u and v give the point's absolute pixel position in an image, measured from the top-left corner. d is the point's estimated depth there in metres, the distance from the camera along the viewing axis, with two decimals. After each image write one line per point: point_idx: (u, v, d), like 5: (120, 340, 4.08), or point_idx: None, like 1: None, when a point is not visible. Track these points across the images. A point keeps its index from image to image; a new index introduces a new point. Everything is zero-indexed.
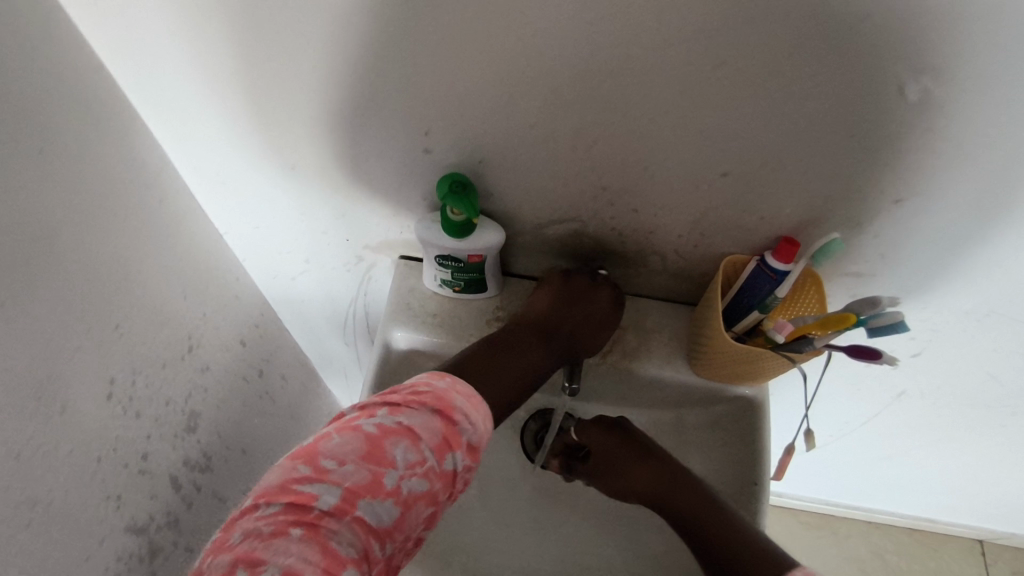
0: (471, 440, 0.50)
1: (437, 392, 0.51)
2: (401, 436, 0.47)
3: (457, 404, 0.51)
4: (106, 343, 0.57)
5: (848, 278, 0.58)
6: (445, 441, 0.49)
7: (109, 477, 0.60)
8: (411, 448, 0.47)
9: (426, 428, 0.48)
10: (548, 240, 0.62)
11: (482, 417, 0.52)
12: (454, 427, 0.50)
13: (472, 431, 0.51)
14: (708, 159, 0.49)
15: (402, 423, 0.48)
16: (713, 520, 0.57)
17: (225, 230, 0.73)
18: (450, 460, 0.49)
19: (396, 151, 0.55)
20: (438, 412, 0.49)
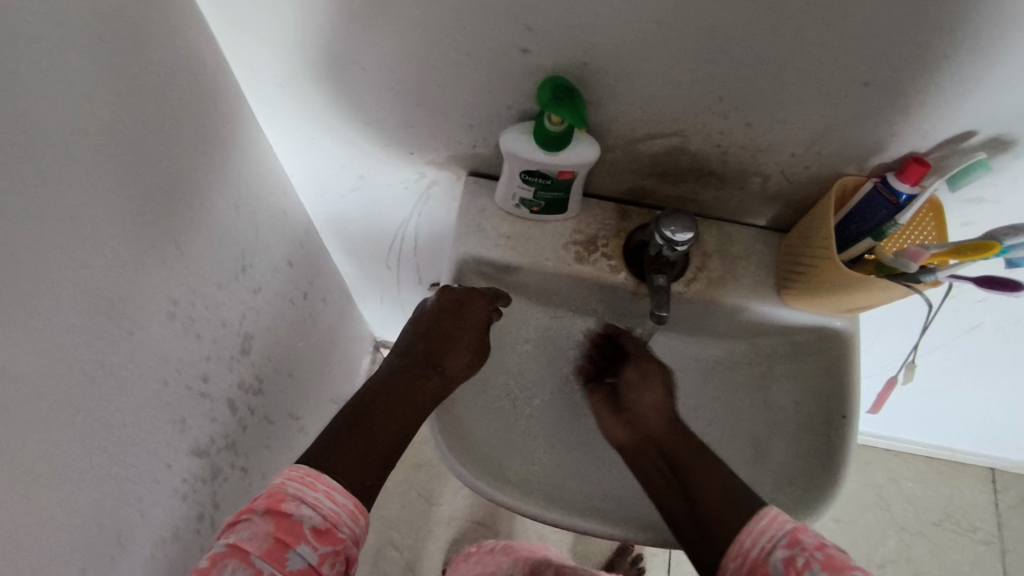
0: (316, 525, 0.44)
1: (267, 491, 0.45)
2: (229, 556, 0.42)
3: (288, 494, 0.45)
4: (169, 262, 0.53)
5: (970, 204, 0.53)
6: (281, 540, 0.42)
7: (174, 399, 0.58)
8: (241, 567, 0.41)
9: (252, 538, 0.42)
10: (641, 157, 0.57)
11: (326, 495, 0.46)
12: (288, 519, 0.43)
13: (313, 515, 0.44)
14: (855, 64, 0.44)
15: (231, 543, 0.42)
16: (711, 476, 0.52)
17: (275, 141, 0.68)
18: (297, 557, 0.42)
19: (487, 51, 0.48)
20: (269, 514, 0.44)
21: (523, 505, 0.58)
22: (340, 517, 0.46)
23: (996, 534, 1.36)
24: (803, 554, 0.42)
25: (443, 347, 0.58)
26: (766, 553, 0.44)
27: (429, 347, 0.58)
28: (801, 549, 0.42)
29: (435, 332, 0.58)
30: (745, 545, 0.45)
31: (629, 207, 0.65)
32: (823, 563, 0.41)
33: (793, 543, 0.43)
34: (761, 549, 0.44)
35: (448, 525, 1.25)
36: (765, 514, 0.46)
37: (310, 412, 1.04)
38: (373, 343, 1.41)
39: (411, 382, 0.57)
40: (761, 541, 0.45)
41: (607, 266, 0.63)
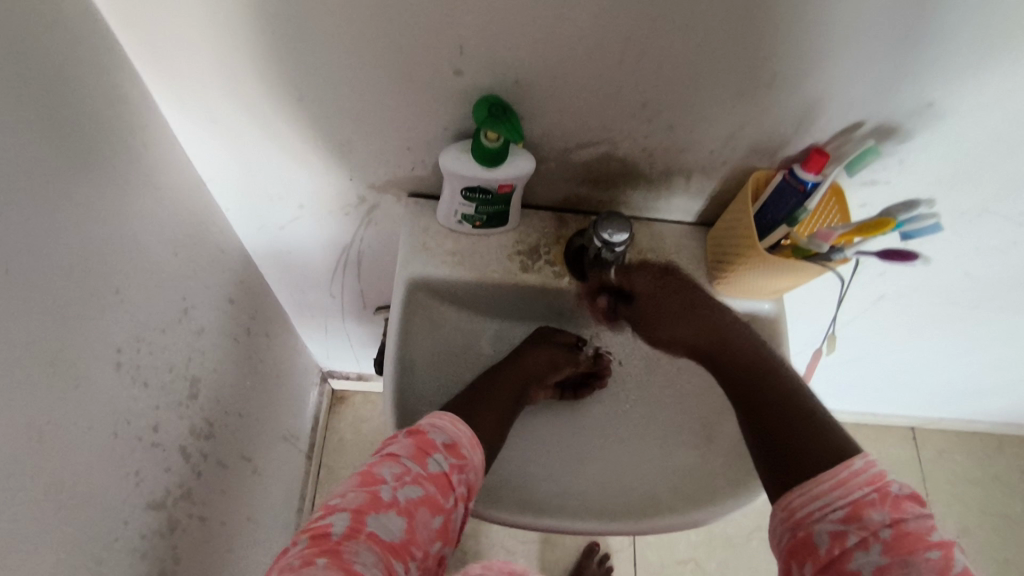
0: (447, 443, 0.52)
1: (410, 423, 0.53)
2: (383, 460, 0.50)
3: (428, 423, 0.53)
4: (110, 310, 0.52)
5: (865, 186, 0.59)
6: (422, 449, 0.50)
7: (125, 452, 0.56)
8: (394, 465, 0.49)
9: (402, 447, 0.50)
10: (574, 165, 0.60)
11: (452, 423, 0.53)
12: (425, 436, 0.51)
13: (443, 436, 0.52)
14: (759, 70, 0.49)
15: (386, 451, 0.50)
16: (775, 399, 0.54)
17: (209, 176, 0.66)
18: (434, 463, 0.50)
19: (422, 75, 0.50)
20: (415, 435, 0.51)
21: (491, 512, 0.59)
22: (463, 442, 0.53)
23: (921, 487, 1.48)
24: (859, 533, 0.44)
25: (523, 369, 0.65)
26: (812, 518, 0.47)
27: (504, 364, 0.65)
28: (856, 527, 0.45)
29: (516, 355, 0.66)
30: (795, 503, 0.48)
31: (565, 214, 0.68)
32: (886, 544, 0.43)
33: (852, 518, 0.45)
34: (810, 512, 0.47)
35: None
36: (835, 475, 0.47)
37: (261, 452, 1.01)
38: (319, 375, 1.38)
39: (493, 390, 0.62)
40: (812, 504, 0.47)
41: (552, 272, 0.66)
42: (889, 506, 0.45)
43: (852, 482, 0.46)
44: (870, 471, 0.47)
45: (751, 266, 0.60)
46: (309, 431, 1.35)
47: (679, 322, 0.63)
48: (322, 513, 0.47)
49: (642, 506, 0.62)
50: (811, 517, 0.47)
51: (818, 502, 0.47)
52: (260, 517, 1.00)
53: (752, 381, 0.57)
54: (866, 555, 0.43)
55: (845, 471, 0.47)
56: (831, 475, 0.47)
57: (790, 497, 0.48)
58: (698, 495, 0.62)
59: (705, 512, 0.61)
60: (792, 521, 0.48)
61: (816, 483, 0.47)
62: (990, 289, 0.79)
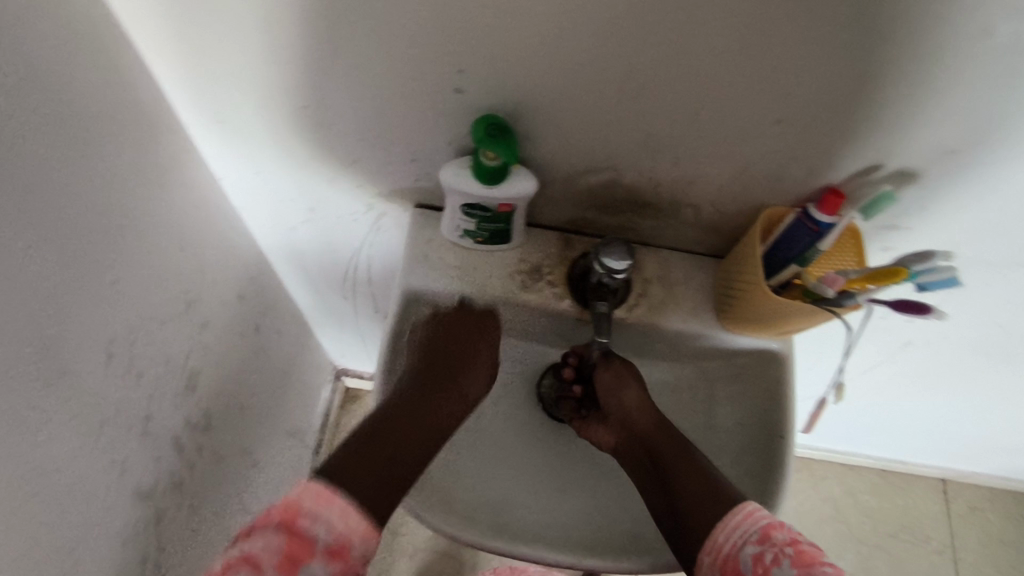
0: (329, 544, 0.44)
1: (280, 505, 0.45)
2: (239, 565, 0.42)
3: (304, 511, 0.44)
4: (108, 301, 0.53)
5: (885, 230, 0.56)
6: (291, 558, 0.42)
7: (114, 441, 0.57)
8: None
9: (265, 549, 0.42)
10: (579, 188, 0.59)
11: (339, 514, 0.45)
12: (304, 538, 0.43)
13: (328, 532, 0.44)
14: (768, 105, 0.47)
15: (243, 552, 0.43)
16: (689, 467, 0.55)
17: (221, 175, 0.68)
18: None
19: (424, 89, 0.50)
20: (285, 528, 0.43)
21: (463, 533, 0.58)
22: (348, 526, 0.45)
23: (948, 543, 1.40)
24: (772, 551, 0.45)
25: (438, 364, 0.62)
26: (737, 548, 0.47)
27: (442, 370, 0.62)
28: (770, 545, 0.45)
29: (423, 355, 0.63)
30: (718, 542, 0.48)
31: (571, 235, 0.67)
32: (795, 559, 0.44)
33: (764, 539, 0.46)
34: (734, 545, 0.47)
35: (412, 556, 1.23)
36: (743, 510, 0.49)
37: (264, 446, 1.02)
38: (332, 372, 1.40)
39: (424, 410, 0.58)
40: (735, 536, 0.48)
41: (552, 294, 0.64)
42: (789, 530, 0.47)
43: (757, 513, 0.48)
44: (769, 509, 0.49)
45: (757, 306, 0.58)
46: (319, 427, 1.36)
47: (627, 396, 0.61)
48: None
49: (625, 545, 0.60)
50: (733, 550, 0.47)
51: (733, 538, 0.48)
52: (257, 510, 1.02)
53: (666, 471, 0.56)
54: (780, 570, 0.44)
55: (750, 506, 0.49)
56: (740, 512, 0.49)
57: (712, 537, 0.49)
58: None
59: None
60: (720, 559, 0.48)
61: (725, 525, 0.49)
62: None
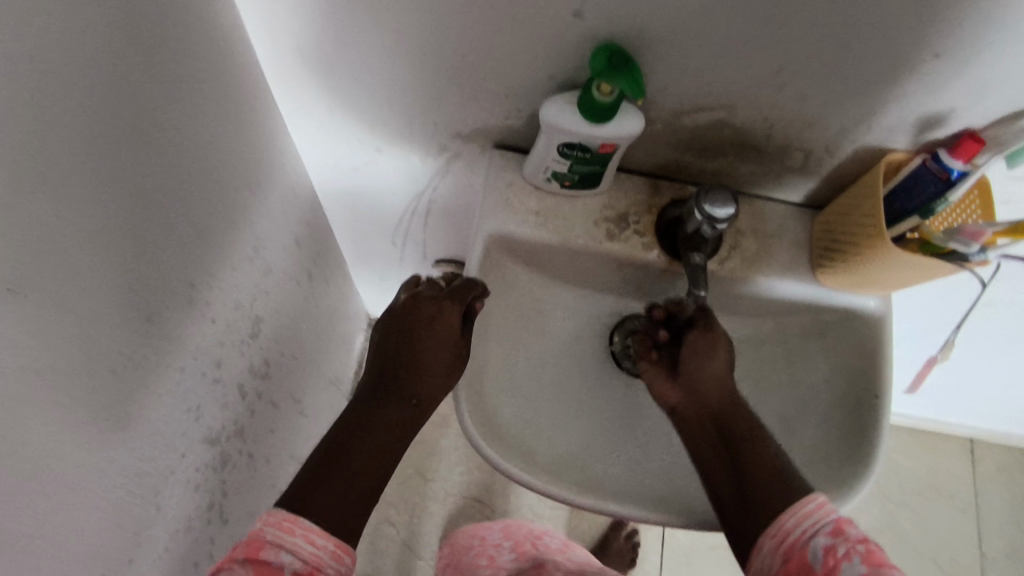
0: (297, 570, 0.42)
1: (246, 540, 0.42)
2: None
3: (269, 541, 0.42)
4: (187, 240, 0.49)
5: (1014, 181, 0.52)
6: None
7: (190, 387, 0.55)
8: None
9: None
10: (682, 130, 0.55)
11: (305, 540, 0.43)
12: (270, 567, 0.41)
13: (294, 560, 0.42)
14: (928, 35, 0.42)
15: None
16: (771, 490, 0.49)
17: (286, 110, 0.63)
18: None
19: (537, 13, 0.45)
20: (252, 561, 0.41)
21: (552, 489, 0.56)
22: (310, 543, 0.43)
23: (973, 502, 1.40)
24: (845, 544, 0.43)
25: (409, 353, 0.55)
26: (805, 539, 0.45)
27: (388, 364, 0.54)
28: (843, 539, 0.43)
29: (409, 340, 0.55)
30: (787, 525, 0.46)
31: (660, 181, 0.63)
32: (866, 556, 0.42)
33: (837, 532, 0.44)
34: (803, 532, 0.45)
35: (447, 503, 1.24)
36: (815, 499, 0.47)
37: (309, 394, 1.00)
38: (367, 321, 1.38)
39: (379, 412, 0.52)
40: (805, 523, 0.46)
41: (640, 244, 0.61)
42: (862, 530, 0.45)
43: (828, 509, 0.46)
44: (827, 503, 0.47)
45: (867, 260, 0.54)
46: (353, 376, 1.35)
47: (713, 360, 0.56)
48: None
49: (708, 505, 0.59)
50: (802, 539, 0.45)
51: (803, 526, 0.46)
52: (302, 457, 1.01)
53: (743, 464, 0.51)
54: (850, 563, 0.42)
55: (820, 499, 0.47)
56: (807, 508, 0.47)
57: (780, 521, 0.47)
58: None
59: None
60: (785, 545, 0.46)
61: (796, 514, 0.46)
62: None
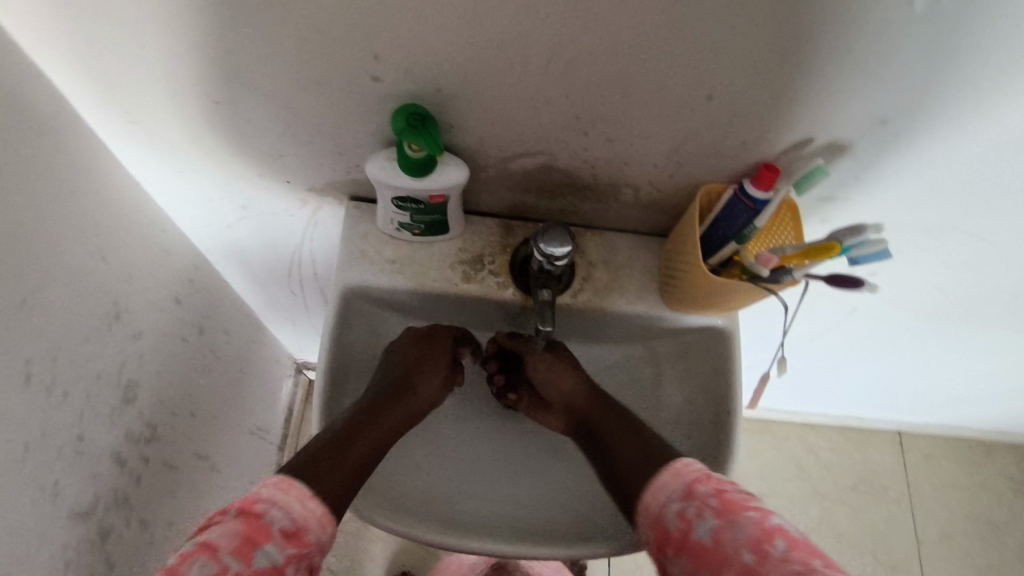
0: (286, 528, 0.42)
1: (240, 499, 0.42)
2: (195, 554, 0.38)
3: (263, 497, 0.42)
4: (16, 316, 0.49)
5: (820, 202, 0.57)
6: (252, 539, 0.40)
7: (42, 463, 0.54)
8: (210, 563, 0.37)
9: (223, 535, 0.39)
10: (515, 174, 0.57)
11: (299, 501, 0.44)
12: (259, 520, 0.41)
13: (283, 517, 0.42)
14: (694, 82, 0.45)
15: (204, 541, 0.39)
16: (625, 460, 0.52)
17: (140, 176, 0.64)
18: (263, 557, 0.40)
19: (340, 80, 0.48)
20: (241, 514, 0.41)
21: (413, 530, 0.57)
22: (306, 505, 0.44)
23: (905, 492, 1.44)
24: (693, 505, 0.44)
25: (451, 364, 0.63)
26: (663, 507, 0.46)
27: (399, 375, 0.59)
28: (693, 499, 0.44)
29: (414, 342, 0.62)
30: (654, 500, 0.47)
31: (513, 222, 0.65)
32: (716, 508, 0.43)
33: (688, 496, 0.45)
34: (661, 505, 0.47)
35: None
36: (674, 466, 0.48)
37: (220, 449, 0.99)
38: (293, 365, 1.36)
39: (394, 403, 0.57)
40: (661, 497, 0.47)
41: (495, 283, 0.63)
42: (718, 487, 0.45)
43: (684, 473, 0.47)
44: (699, 463, 0.48)
45: (697, 287, 0.58)
46: (282, 423, 1.34)
47: (577, 385, 0.60)
48: None
49: (577, 531, 0.59)
50: (660, 509, 0.47)
51: (662, 501, 0.46)
52: (218, 514, 0.99)
53: (616, 444, 0.54)
54: (698, 524, 0.43)
55: (677, 467, 0.47)
56: (664, 469, 0.48)
57: (642, 499, 0.48)
58: (638, 520, 0.59)
59: (625, 541, 0.58)
60: (651, 519, 0.47)
61: (653, 484, 0.48)
62: (968, 303, 0.77)
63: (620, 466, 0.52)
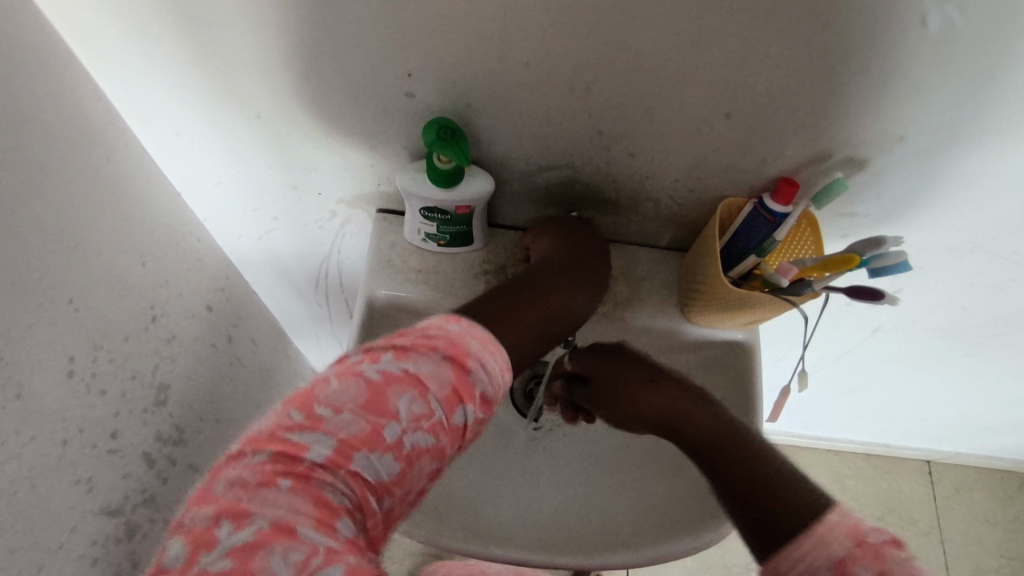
0: (486, 393, 0.45)
1: (446, 337, 0.45)
2: (404, 382, 0.42)
3: (471, 351, 0.45)
4: (60, 316, 0.52)
5: (841, 217, 0.58)
6: (457, 393, 0.43)
7: (78, 458, 0.56)
8: (418, 399, 0.42)
9: (435, 377, 0.43)
10: (538, 188, 0.59)
11: (496, 369, 0.46)
12: (469, 376, 0.44)
13: (486, 384, 0.45)
14: (713, 99, 0.47)
15: (411, 371, 0.42)
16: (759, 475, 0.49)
17: (181, 187, 0.67)
18: (461, 414, 0.43)
19: (374, 95, 0.50)
20: (452, 361, 0.44)
21: (434, 536, 0.57)
22: (470, 341, 0.45)
23: (934, 524, 1.40)
24: None
25: (581, 265, 0.59)
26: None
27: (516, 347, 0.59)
28: None
29: (542, 246, 0.60)
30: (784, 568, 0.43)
31: None
32: None
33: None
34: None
35: (401, 562, 1.21)
36: (817, 531, 0.42)
37: None
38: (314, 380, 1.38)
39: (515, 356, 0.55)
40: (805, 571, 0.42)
41: None
42: (871, 557, 0.40)
43: (831, 537, 0.42)
44: (845, 518, 0.42)
45: (718, 299, 0.58)
46: None
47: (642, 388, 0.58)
48: (307, 423, 0.40)
49: (600, 542, 0.59)
50: None
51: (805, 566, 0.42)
52: None
53: (729, 447, 0.51)
54: None
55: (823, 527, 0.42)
56: (812, 530, 0.43)
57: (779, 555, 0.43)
58: (658, 533, 0.59)
59: (648, 554, 0.57)
60: None
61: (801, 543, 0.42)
62: (996, 326, 0.76)
63: (732, 471, 0.50)
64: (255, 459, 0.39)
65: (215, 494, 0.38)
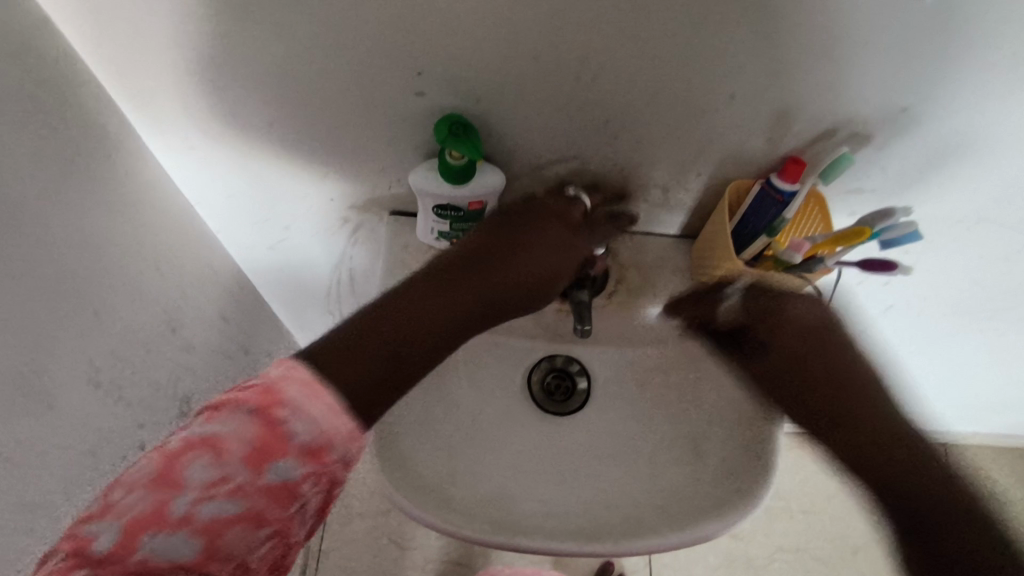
0: (306, 443, 0.40)
1: (261, 383, 0.41)
2: (201, 447, 0.38)
3: (288, 398, 0.41)
4: (84, 328, 0.53)
5: (848, 194, 0.59)
6: (263, 450, 0.39)
7: (106, 469, 0.57)
8: (214, 463, 0.38)
9: (238, 435, 0.39)
10: (548, 180, 0.60)
11: (326, 412, 0.42)
12: (281, 427, 0.40)
13: (308, 428, 0.41)
14: (717, 81, 0.48)
15: (210, 432, 0.39)
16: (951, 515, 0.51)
17: (194, 200, 0.68)
18: (275, 471, 0.40)
19: (384, 95, 0.51)
20: (259, 413, 0.40)
21: (462, 530, 0.58)
22: (290, 384, 0.41)
23: None
24: None
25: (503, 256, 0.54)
26: None
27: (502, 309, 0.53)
28: None
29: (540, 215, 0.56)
30: None
31: None
32: None
33: None
34: None
35: (423, 570, 1.20)
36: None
37: None
38: None
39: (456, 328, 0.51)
40: None
41: None
42: None
43: None
44: None
45: (731, 281, 0.59)
46: None
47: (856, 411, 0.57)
48: (97, 510, 0.37)
49: (626, 529, 0.60)
50: None
51: None
52: None
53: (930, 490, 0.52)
54: None
55: None
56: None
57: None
58: (680, 517, 0.60)
59: (673, 537, 0.58)
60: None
61: None
62: (1007, 299, 0.76)
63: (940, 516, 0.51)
64: (128, 499, 0.37)
65: (93, 536, 0.36)
